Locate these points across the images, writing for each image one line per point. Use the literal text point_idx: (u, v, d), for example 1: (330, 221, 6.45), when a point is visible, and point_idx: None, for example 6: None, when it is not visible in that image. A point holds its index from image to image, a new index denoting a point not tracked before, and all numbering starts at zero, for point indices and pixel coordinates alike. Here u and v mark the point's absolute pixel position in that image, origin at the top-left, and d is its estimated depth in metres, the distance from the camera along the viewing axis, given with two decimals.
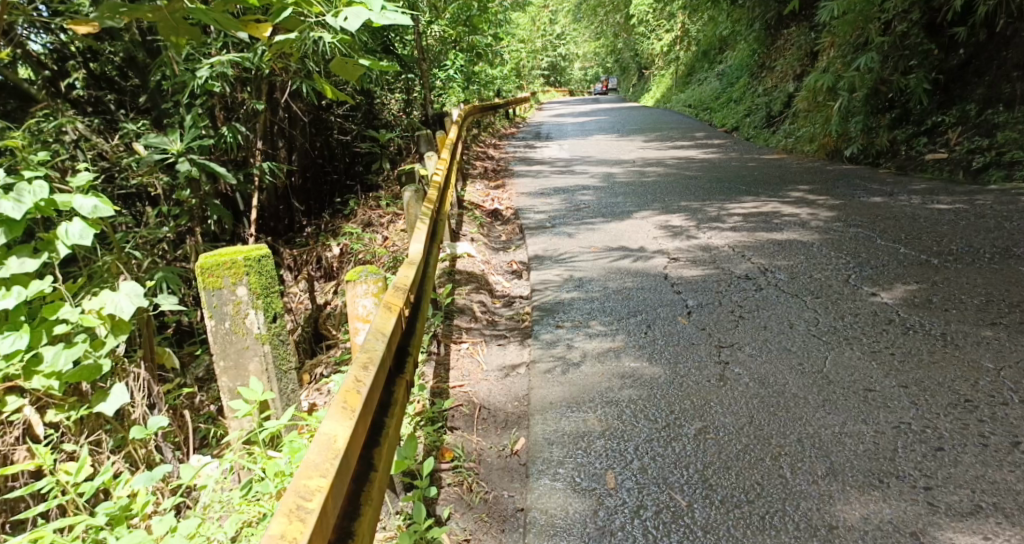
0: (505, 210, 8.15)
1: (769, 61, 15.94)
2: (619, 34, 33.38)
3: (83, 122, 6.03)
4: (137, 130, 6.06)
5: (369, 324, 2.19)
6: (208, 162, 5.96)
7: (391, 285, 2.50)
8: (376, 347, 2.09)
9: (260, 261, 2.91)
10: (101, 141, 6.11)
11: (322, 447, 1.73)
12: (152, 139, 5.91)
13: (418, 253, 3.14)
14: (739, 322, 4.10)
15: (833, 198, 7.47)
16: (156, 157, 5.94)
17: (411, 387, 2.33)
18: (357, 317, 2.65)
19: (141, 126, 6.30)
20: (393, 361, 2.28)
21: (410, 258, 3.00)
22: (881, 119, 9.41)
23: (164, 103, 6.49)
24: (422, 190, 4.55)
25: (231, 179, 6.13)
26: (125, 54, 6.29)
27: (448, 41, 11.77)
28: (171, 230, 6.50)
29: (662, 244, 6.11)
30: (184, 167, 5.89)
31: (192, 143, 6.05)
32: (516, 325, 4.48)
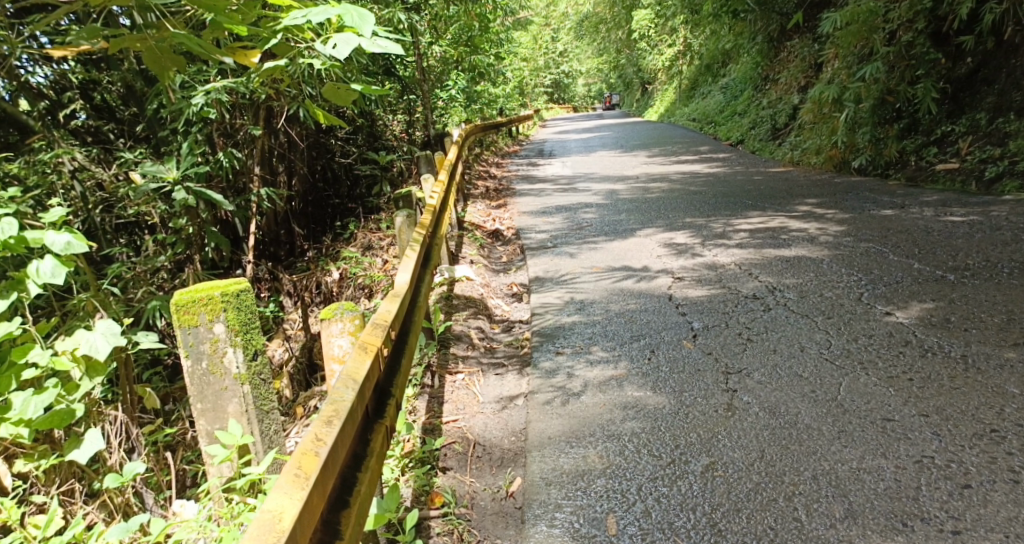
0: (507, 230, 8.01)
1: (773, 74, 15.81)
2: (622, 50, 33.44)
3: (82, 152, 5.94)
4: (134, 159, 5.94)
5: (338, 370, 2.03)
6: (203, 189, 5.84)
7: (368, 323, 2.34)
8: (343, 397, 1.93)
9: (239, 295, 2.76)
10: (99, 171, 6.01)
11: (263, 528, 1.53)
12: (148, 167, 5.79)
13: (404, 284, 2.99)
14: (747, 346, 3.92)
15: (842, 212, 7.29)
16: (153, 187, 5.79)
17: (388, 437, 2.15)
18: (333, 359, 2.49)
19: (138, 154, 6.20)
20: (367, 410, 2.10)
21: (394, 290, 2.85)
22: (889, 130, 9.26)
23: (161, 130, 6.40)
24: (416, 214, 4.39)
25: (227, 206, 6.02)
26: (121, 82, 6.21)
27: (449, 62, 11.72)
28: (168, 259, 6.38)
29: (666, 263, 5.95)
30: (180, 195, 5.79)
31: (188, 171, 5.96)
32: (515, 353, 4.32)
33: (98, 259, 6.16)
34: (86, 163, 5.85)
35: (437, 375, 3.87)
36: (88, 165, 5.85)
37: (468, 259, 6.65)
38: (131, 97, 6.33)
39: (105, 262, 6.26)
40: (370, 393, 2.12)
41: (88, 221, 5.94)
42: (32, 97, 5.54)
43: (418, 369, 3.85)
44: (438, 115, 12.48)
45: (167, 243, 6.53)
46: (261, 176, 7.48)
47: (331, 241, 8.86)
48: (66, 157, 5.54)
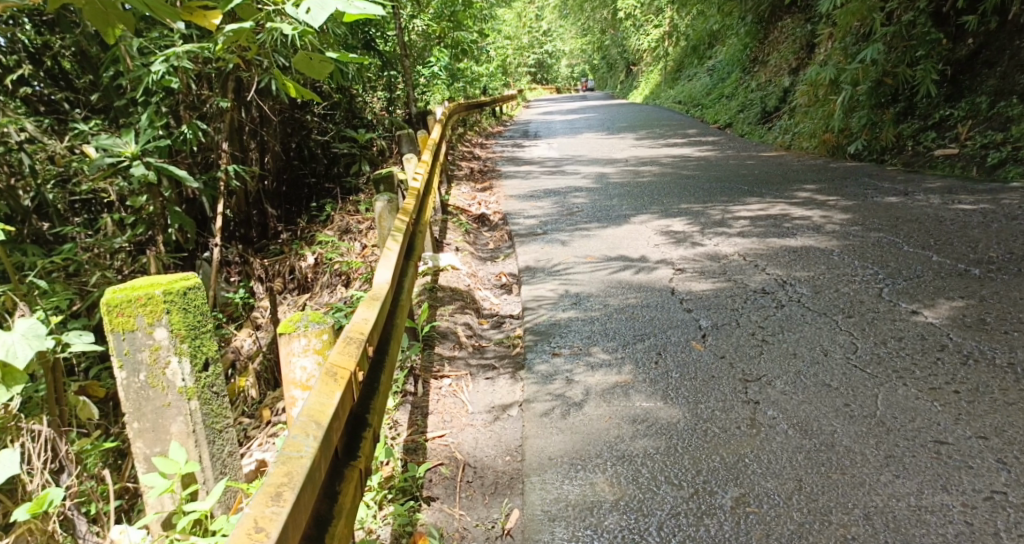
0: (493, 215, 7.58)
1: (762, 56, 15.41)
2: (606, 31, 33.07)
3: (33, 122, 5.46)
4: (90, 131, 5.46)
5: (297, 408, 1.61)
6: (166, 164, 5.39)
7: (340, 339, 1.90)
8: (302, 450, 1.51)
9: (186, 294, 2.32)
10: (52, 143, 5.54)
11: None
12: (103, 141, 5.32)
13: (384, 284, 2.54)
14: (764, 349, 3.54)
15: (844, 199, 6.93)
16: (109, 163, 5.33)
17: (361, 488, 1.74)
18: (294, 384, 2.07)
19: (93, 125, 5.71)
20: (335, 457, 1.68)
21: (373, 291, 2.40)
22: (885, 113, 8.90)
23: (118, 100, 5.90)
24: (397, 199, 3.97)
25: (192, 184, 5.55)
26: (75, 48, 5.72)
27: (432, 37, 11.21)
28: (127, 240, 5.95)
29: (665, 253, 5.57)
30: (140, 170, 5.32)
31: (148, 146, 5.50)
32: (506, 353, 3.92)
33: (50, 240, 5.66)
34: (36, 134, 5.35)
35: (421, 380, 3.47)
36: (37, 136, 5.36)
37: (453, 246, 6.22)
38: (85, 64, 5.82)
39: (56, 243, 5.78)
40: (340, 433, 1.71)
41: (38, 198, 5.46)
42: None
43: (399, 375, 3.44)
44: (421, 93, 11.97)
45: (126, 222, 6.09)
46: (230, 153, 6.98)
47: (306, 224, 8.36)
48: (11, 127, 5.03)
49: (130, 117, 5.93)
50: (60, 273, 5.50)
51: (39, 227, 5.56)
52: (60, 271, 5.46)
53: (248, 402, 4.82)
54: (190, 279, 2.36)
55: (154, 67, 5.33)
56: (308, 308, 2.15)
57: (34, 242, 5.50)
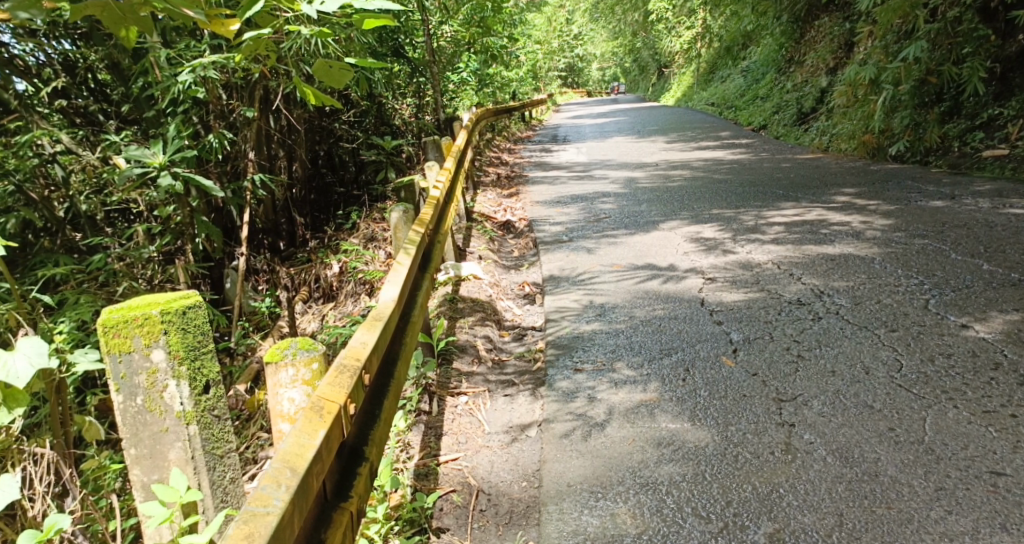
0: (519, 221, 7.44)
1: (798, 56, 15.07)
2: (638, 33, 32.85)
3: (67, 134, 5.49)
4: (119, 142, 5.45)
5: (273, 452, 1.51)
6: (194, 175, 5.36)
7: (328, 371, 1.78)
8: (270, 504, 1.39)
9: (185, 313, 2.20)
10: (85, 154, 5.57)
11: None
12: (132, 151, 5.31)
13: (389, 303, 2.42)
14: (799, 366, 3.34)
15: (886, 203, 6.66)
16: (138, 173, 5.30)
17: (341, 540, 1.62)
18: (280, 417, 1.95)
19: (124, 137, 5.71)
20: (313, 508, 1.56)
21: (376, 311, 2.27)
22: (929, 113, 8.57)
23: (149, 111, 5.94)
24: (413, 209, 3.86)
25: (219, 193, 5.51)
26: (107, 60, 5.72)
27: (461, 43, 11.12)
28: (156, 249, 5.93)
29: (695, 260, 5.38)
30: (168, 181, 5.29)
31: (175, 157, 5.47)
32: (527, 369, 3.77)
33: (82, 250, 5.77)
34: (72, 146, 5.41)
35: (436, 398, 3.33)
36: (72, 148, 5.44)
37: (477, 254, 6.09)
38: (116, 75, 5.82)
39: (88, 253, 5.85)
40: (320, 480, 1.59)
41: (72, 209, 5.56)
42: (11, 71, 5.07)
43: (412, 393, 3.31)
44: (449, 98, 11.89)
45: (155, 232, 6.08)
46: (257, 162, 6.95)
47: (332, 231, 8.31)
48: (44, 138, 5.10)
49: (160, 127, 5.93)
50: (89, 283, 5.51)
51: (73, 237, 5.67)
52: (88, 282, 5.47)
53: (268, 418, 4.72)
54: (192, 298, 2.25)
55: (181, 77, 5.31)
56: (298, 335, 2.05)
57: (67, 252, 5.59)
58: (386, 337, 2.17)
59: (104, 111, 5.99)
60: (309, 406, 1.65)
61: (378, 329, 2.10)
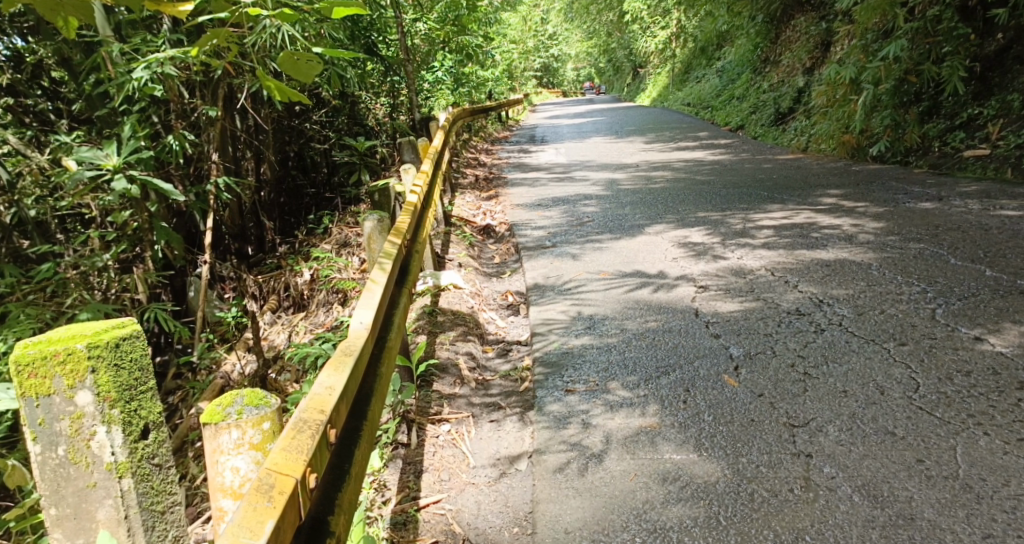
0: (498, 226, 7.16)
1: (774, 56, 14.95)
2: (613, 33, 32.71)
3: (15, 135, 5.16)
4: (72, 144, 5.08)
5: None
6: (151, 177, 4.99)
7: (282, 436, 1.49)
8: None
9: (118, 346, 1.94)
10: (34, 156, 5.19)
11: None
12: (83, 153, 4.94)
13: (360, 332, 2.10)
14: (809, 385, 3.07)
15: (874, 204, 6.46)
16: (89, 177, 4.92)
17: None
18: (222, 491, 1.65)
19: (75, 137, 5.34)
20: None
21: (346, 345, 1.96)
22: (909, 113, 8.42)
23: (102, 110, 5.52)
24: (388, 218, 3.55)
25: (180, 197, 5.14)
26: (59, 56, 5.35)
27: (436, 42, 10.82)
28: (112, 257, 5.54)
29: (684, 267, 5.13)
30: (121, 185, 4.91)
31: (131, 159, 5.10)
32: (513, 390, 3.49)
33: (31, 257, 5.43)
34: (20, 147, 5.09)
35: (415, 426, 3.02)
36: (20, 149, 5.12)
37: (456, 262, 5.78)
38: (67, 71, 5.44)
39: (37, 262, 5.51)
40: None
41: (18, 214, 5.14)
42: None
43: (389, 423, 3.00)
44: (425, 98, 11.57)
45: (110, 239, 5.70)
46: (222, 165, 6.59)
47: (304, 236, 7.95)
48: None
49: (115, 127, 5.54)
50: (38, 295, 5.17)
51: (19, 245, 5.34)
52: (36, 293, 5.13)
53: None
54: (129, 328, 1.99)
55: (136, 75, 4.96)
56: (247, 388, 1.72)
57: (12, 260, 5.29)
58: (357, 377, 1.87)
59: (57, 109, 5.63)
60: (254, 487, 1.36)
61: (348, 370, 1.81)
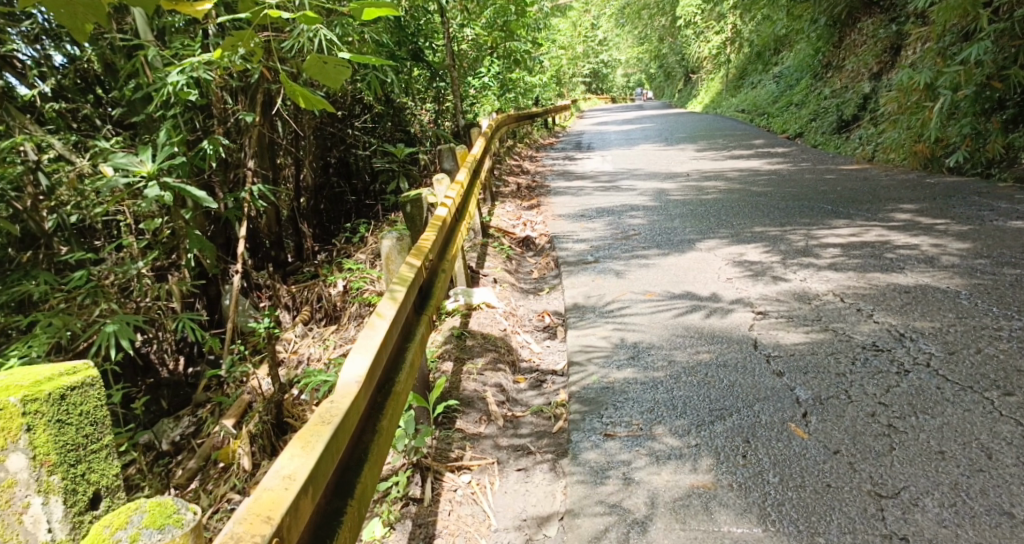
0: (540, 237, 6.78)
1: (836, 61, 14.28)
2: (664, 37, 32.07)
3: (58, 139, 4.97)
4: (106, 148, 4.86)
5: None
6: (185, 185, 4.72)
7: None
8: None
9: (63, 400, 1.84)
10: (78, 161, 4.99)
11: None
12: (117, 159, 4.66)
13: (348, 386, 1.83)
14: (895, 443, 2.61)
15: (956, 222, 5.88)
16: (123, 184, 4.69)
17: None
18: None
19: (113, 142, 5.13)
20: None
21: (326, 410, 1.71)
22: (991, 121, 7.75)
23: (140, 114, 5.30)
24: (410, 236, 3.20)
25: (213, 205, 4.87)
26: (98, 59, 5.15)
27: (483, 46, 10.50)
28: (145, 265, 5.27)
29: (741, 288, 4.67)
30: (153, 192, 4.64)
31: (165, 165, 4.85)
32: (545, 430, 3.09)
33: (68, 264, 5.20)
34: (62, 152, 4.89)
35: (431, 476, 2.69)
36: (64, 154, 4.92)
37: (492, 277, 5.40)
38: (109, 75, 5.25)
39: (72, 269, 5.26)
40: None
41: (59, 221, 4.98)
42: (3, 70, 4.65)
43: (400, 473, 2.67)
44: (469, 103, 11.26)
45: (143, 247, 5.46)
46: (258, 171, 6.33)
47: (341, 244, 7.65)
48: (28, 144, 4.63)
49: (153, 133, 5.31)
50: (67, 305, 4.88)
51: (58, 251, 5.11)
52: (68, 302, 4.85)
53: (239, 476, 3.75)
54: (82, 376, 1.90)
55: (170, 79, 4.71)
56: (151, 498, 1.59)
57: (50, 268, 5.04)
58: (334, 452, 1.64)
59: (99, 115, 5.44)
60: None
61: (319, 450, 1.58)
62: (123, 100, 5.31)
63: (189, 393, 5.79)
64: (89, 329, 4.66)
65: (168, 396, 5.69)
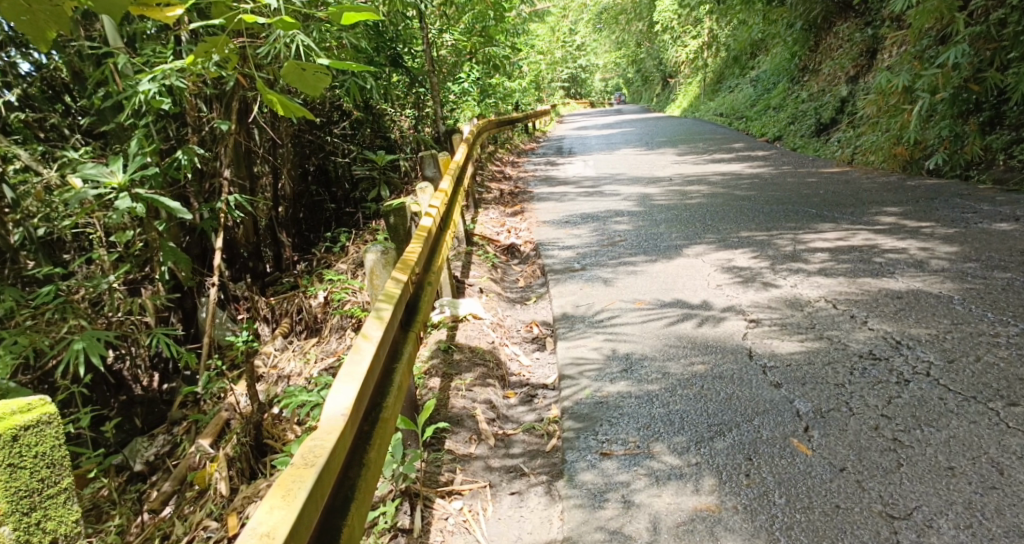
0: (523, 245, 6.67)
1: (813, 64, 14.32)
2: (642, 41, 32.16)
3: (25, 150, 4.77)
4: (76, 159, 4.67)
5: None
6: (158, 196, 4.55)
7: None
8: None
9: (17, 442, 1.79)
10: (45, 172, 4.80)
11: None
12: (87, 169, 4.49)
13: (334, 422, 1.73)
14: (902, 458, 2.55)
15: (941, 224, 5.85)
16: (93, 195, 4.51)
17: None
18: None
19: (83, 152, 4.95)
20: None
21: (309, 450, 1.62)
22: (969, 124, 7.76)
23: (111, 123, 5.12)
24: (394, 249, 3.05)
25: (188, 216, 4.70)
26: (66, 67, 4.95)
27: (463, 52, 10.39)
28: (117, 279, 5.07)
29: (731, 296, 4.59)
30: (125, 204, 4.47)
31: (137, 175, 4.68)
32: (538, 449, 2.98)
33: (35, 279, 5.00)
34: (30, 163, 4.70)
35: (420, 504, 2.60)
36: (31, 165, 4.71)
37: (477, 287, 5.28)
38: (77, 82, 5.04)
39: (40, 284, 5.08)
40: None
41: (26, 236, 4.77)
42: None
43: (388, 502, 2.57)
44: (450, 110, 11.13)
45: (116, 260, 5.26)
46: (234, 181, 6.15)
47: (321, 254, 7.49)
48: None
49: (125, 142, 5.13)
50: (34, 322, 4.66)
51: (25, 266, 4.90)
52: (36, 318, 4.64)
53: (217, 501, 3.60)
54: (37, 414, 1.83)
55: (141, 87, 4.54)
56: None
57: (16, 284, 4.84)
58: (318, 499, 1.55)
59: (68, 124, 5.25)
60: None
61: (301, 499, 1.49)
62: (92, 108, 5.09)
63: (163, 410, 5.59)
64: (58, 346, 4.48)
65: (142, 414, 5.49)
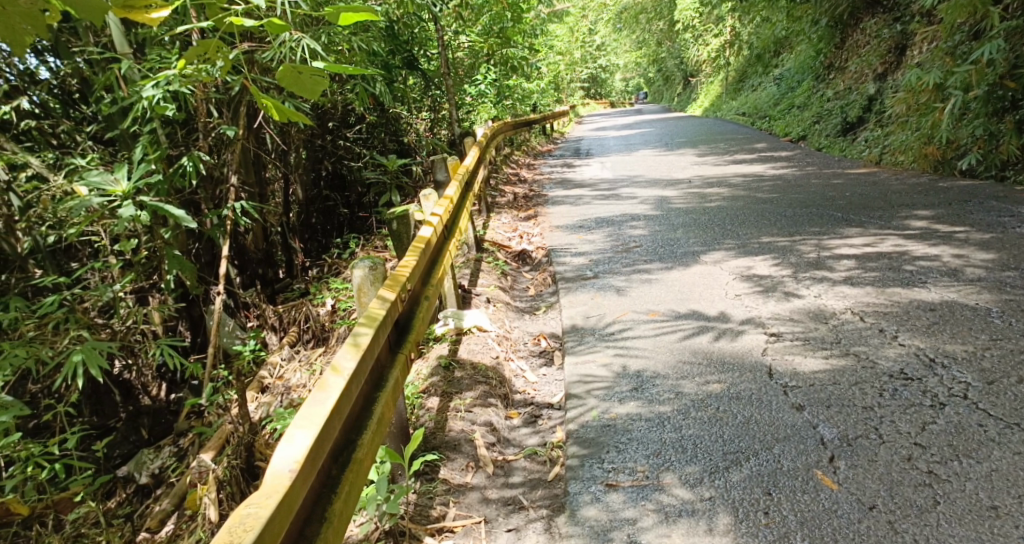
0: (536, 251, 6.46)
1: (839, 61, 13.94)
2: (663, 40, 31.79)
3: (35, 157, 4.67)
4: (82, 166, 4.51)
5: None
6: (163, 203, 4.39)
7: None
8: None
9: None
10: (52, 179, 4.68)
11: None
12: (91, 177, 4.34)
13: (280, 480, 1.59)
14: (939, 495, 2.33)
15: (976, 229, 5.55)
16: (97, 204, 4.34)
17: None
18: None
19: (91, 159, 4.79)
20: None
21: (244, 517, 1.50)
22: (1003, 122, 7.42)
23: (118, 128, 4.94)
24: (383, 264, 2.81)
25: (193, 224, 4.54)
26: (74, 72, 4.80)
27: (479, 53, 10.18)
28: (123, 289, 4.89)
29: (750, 306, 4.34)
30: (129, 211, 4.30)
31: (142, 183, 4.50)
32: (539, 478, 2.77)
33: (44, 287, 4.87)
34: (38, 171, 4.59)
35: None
36: (40, 172, 4.61)
37: (484, 296, 5.08)
38: (84, 86, 4.87)
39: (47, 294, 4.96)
40: None
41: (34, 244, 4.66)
42: None
43: None
44: (466, 112, 10.94)
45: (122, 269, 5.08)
46: (243, 187, 6.00)
47: (331, 260, 7.33)
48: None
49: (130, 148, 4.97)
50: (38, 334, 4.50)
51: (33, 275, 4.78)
52: (40, 329, 4.46)
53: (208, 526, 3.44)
54: None
55: (146, 92, 4.39)
56: None
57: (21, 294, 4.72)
58: None
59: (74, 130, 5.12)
60: None
61: None
62: (99, 114, 4.92)
63: (170, 421, 5.40)
64: (59, 357, 4.30)
65: (149, 425, 5.29)
